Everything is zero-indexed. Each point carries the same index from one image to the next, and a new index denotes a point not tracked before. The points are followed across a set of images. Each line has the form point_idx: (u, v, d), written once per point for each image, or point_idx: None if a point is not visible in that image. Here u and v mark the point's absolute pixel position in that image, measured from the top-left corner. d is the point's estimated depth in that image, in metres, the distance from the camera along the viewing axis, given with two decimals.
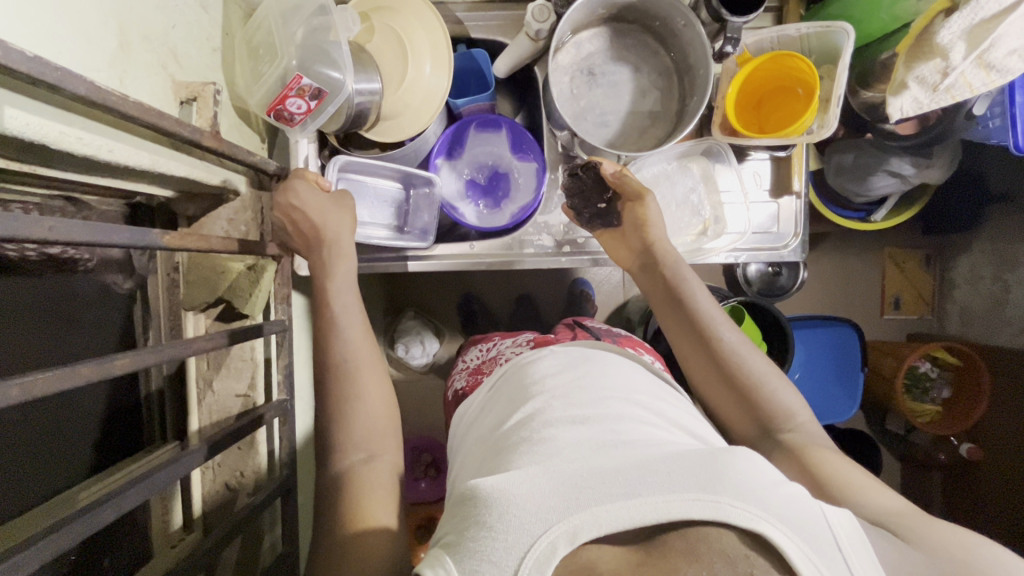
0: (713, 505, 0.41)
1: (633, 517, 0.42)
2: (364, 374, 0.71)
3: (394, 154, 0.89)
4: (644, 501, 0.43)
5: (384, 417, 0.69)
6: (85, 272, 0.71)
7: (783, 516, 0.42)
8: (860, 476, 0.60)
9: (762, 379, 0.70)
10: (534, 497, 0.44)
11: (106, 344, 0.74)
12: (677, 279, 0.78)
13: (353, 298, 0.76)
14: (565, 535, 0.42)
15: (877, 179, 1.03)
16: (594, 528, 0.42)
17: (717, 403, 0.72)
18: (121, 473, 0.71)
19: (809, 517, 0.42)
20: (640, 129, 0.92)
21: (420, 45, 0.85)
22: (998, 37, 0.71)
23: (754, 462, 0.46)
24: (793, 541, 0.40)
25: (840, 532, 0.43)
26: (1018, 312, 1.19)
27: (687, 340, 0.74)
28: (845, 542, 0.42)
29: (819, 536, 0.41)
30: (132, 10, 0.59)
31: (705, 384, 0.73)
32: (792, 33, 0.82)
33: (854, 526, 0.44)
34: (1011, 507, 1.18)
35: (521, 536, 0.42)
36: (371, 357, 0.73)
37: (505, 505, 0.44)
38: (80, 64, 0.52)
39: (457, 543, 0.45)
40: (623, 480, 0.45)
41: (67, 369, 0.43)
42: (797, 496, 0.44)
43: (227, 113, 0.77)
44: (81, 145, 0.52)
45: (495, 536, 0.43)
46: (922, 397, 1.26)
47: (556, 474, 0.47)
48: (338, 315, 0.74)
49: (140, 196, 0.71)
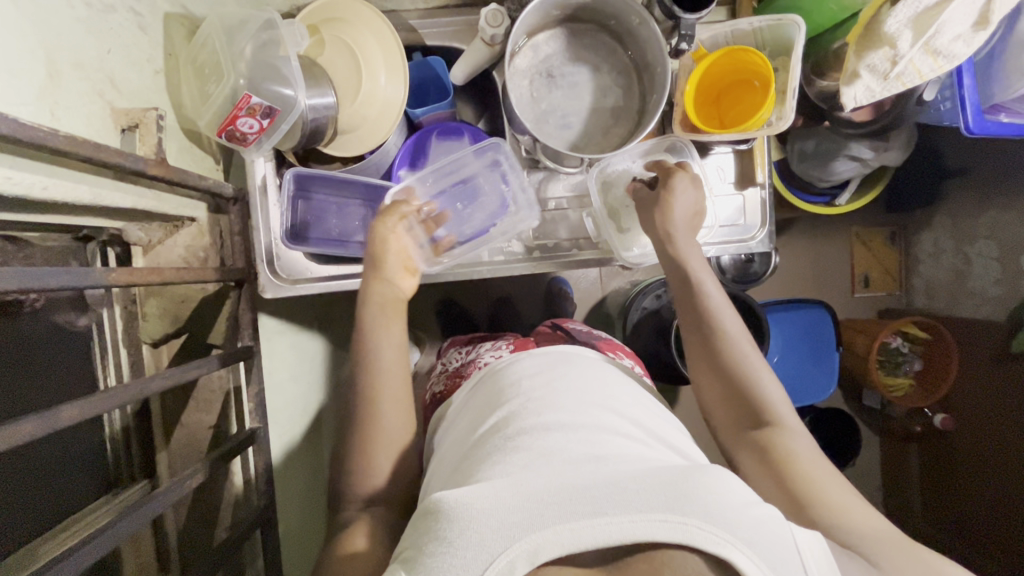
0: (680, 527, 0.42)
1: (598, 537, 0.42)
2: (382, 397, 0.66)
3: (357, 168, 0.88)
4: (610, 520, 0.42)
5: (371, 439, 0.65)
6: (33, 312, 0.67)
7: (750, 540, 0.43)
8: (844, 494, 0.60)
9: (758, 375, 0.69)
10: (496, 513, 0.44)
11: (62, 386, 0.70)
12: (687, 265, 0.75)
13: (393, 330, 0.71)
14: (525, 554, 0.42)
15: (838, 164, 1.05)
16: (556, 548, 0.42)
17: (709, 394, 0.71)
18: (88, 519, 0.68)
19: (776, 541, 0.44)
20: (604, 128, 0.91)
21: (373, 56, 0.83)
22: (943, 24, 0.72)
23: (728, 483, 0.47)
24: (756, 567, 0.42)
25: (808, 559, 0.45)
26: (980, 283, 1.23)
27: (692, 328, 0.73)
28: (810, 562, 0.45)
29: (782, 559, 0.43)
30: (62, 38, 0.56)
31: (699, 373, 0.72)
32: (745, 28, 0.82)
33: (820, 550, 0.46)
34: (984, 470, 1.22)
35: (480, 553, 0.42)
36: (404, 386, 0.69)
37: (467, 521, 0.44)
38: (6, 99, 0.49)
39: (416, 559, 0.44)
40: (591, 497, 0.44)
41: (10, 427, 0.41)
42: (766, 518, 0.45)
43: (175, 138, 0.74)
44: (12, 185, 0.49)
45: (455, 553, 0.43)
46: (894, 371, 1.30)
47: (523, 489, 0.46)
48: (373, 333, 0.70)
49: (88, 229, 0.68)
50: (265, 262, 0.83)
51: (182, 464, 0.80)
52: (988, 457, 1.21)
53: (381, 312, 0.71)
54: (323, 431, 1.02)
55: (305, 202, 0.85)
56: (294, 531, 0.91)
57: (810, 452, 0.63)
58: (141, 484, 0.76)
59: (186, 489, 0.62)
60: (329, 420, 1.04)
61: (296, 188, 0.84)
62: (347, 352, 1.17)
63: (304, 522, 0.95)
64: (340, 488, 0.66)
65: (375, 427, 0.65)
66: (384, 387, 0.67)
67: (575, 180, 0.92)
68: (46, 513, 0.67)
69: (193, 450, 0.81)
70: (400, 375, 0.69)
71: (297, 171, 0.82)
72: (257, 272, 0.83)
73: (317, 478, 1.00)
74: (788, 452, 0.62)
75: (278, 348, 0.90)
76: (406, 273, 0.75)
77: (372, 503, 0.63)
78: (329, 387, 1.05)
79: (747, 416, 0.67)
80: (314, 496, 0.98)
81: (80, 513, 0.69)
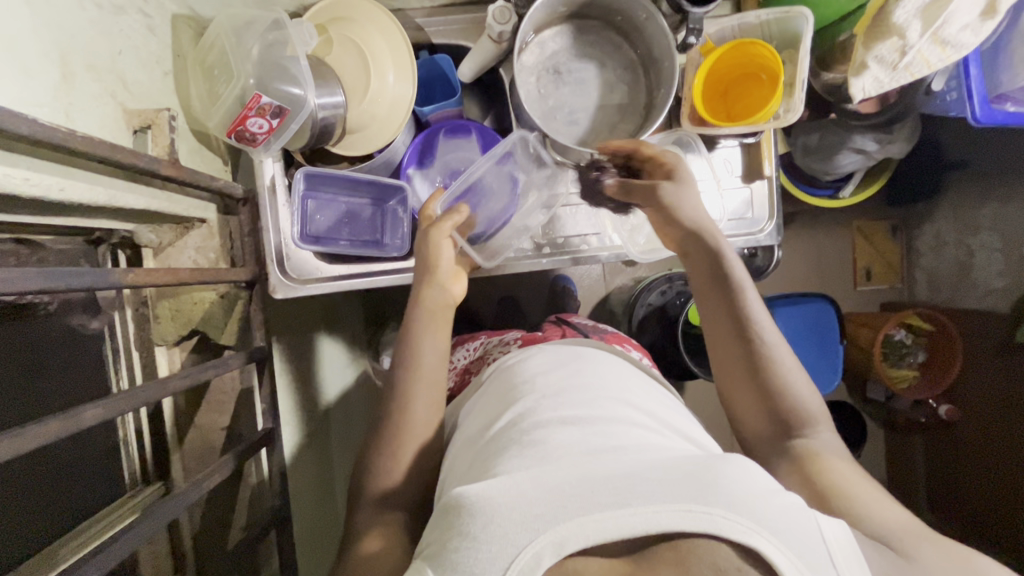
0: (703, 516, 0.41)
1: (622, 527, 0.42)
2: (414, 395, 0.67)
3: (364, 166, 0.88)
4: (633, 511, 0.42)
5: (394, 433, 0.66)
6: (47, 315, 0.67)
7: (774, 528, 0.42)
8: (879, 496, 0.60)
9: (794, 381, 0.69)
10: (519, 506, 0.44)
11: (76, 390, 0.70)
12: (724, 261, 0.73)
13: (439, 335, 0.71)
14: (551, 546, 0.42)
15: (843, 157, 1.05)
16: (581, 538, 0.42)
17: (741, 398, 0.71)
18: (104, 522, 0.68)
19: (798, 527, 0.43)
20: (611, 124, 0.91)
21: (381, 54, 0.83)
22: (952, 13, 0.73)
23: (747, 469, 0.47)
24: (781, 553, 0.41)
25: (834, 547, 0.43)
26: (983, 275, 1.23)
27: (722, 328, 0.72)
28: (837, 554, 0.43)
29: (806, 545, 0.42)
30: (74, 39, 0.56)
31: (731, 376, 0.71)
32: (752, 21, 0.83)
33: (847, 540, 0.45)
34: (989, 461, 1.23)
35: (505, 546, 0.42)
36: (441, 391, 0.69)
37: (489, 514, 0.44)
38: (23, 101, 0.49)
39: (440, 554, 0.44)
40: (614, 488, 0.44)
41: (34, 428, 0.41)
42: (788, 505, 0.45)
43: (185, 139, 0.74)
44: (30, 187, 0.49)
45: (479, 547, 0.43)
46: (898, 363, 1.29)
47: (544, 481, 0.46)
48: (420, 337, 0.70)
49: (100, 232, 0.68)
50: (276, 262, 0.82)
51: (196, 466, 0.80)
52: (995, 447, 1.21)
53: (430, 319, 0.71)
54: (332, 433, 1.02)
55: (314, 200, 0.86)
56: (306, 530, 0.91)
57: (843, 460, 0.63)
58: (155, 487, 0.76)
59: (204, 490, 0.62)
60: (338, 420, 1.04)
61: (306, 187, 0.84)
62: (353, 353, 1.17)
63: (315, 523, 0.95)
64: (357, 487, 0.66)
65: (396, 423, 0.66)
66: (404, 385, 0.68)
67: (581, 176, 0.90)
68: (61, 517, 0.67)
69: (207, 451, 0.81)
70: (439, 378, 0.69)
71: (307, 170, 0.82)
72: (267, 271, 0.82)
73: (326, 478, 1.00)
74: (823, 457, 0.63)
75: (287, 349, 0.90)
76: (456, 278, 0.75)
77: (391, 498, 0.63)
78: (337, 388, 1.05)
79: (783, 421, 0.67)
80: (324, 497, 0.98)
81: (96, 515, 0.69)
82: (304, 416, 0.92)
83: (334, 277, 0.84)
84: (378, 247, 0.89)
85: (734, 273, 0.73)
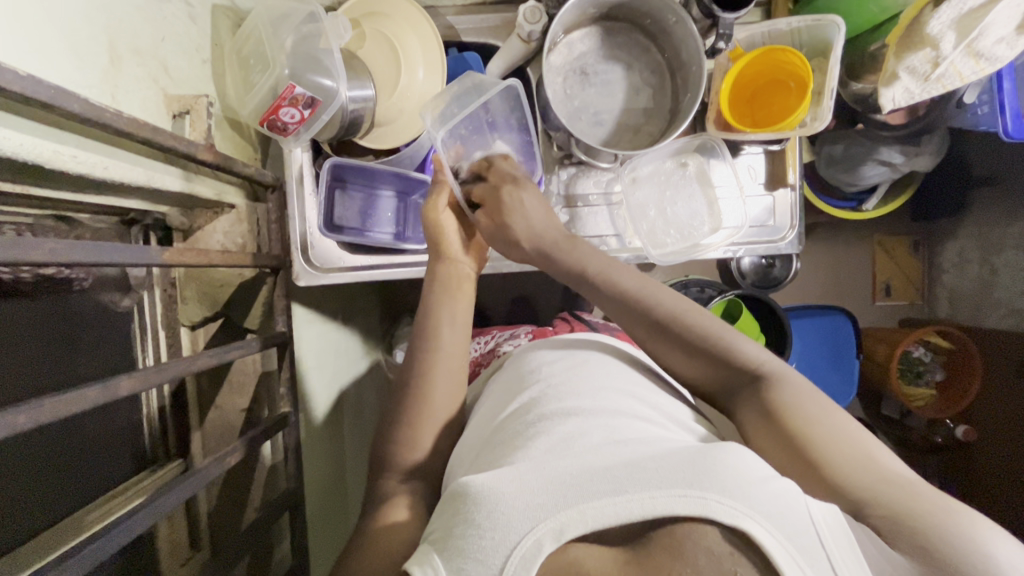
0: (698, 501, 0.41)
1: (619, 514, 0.42)
2: (438, 372, 0.69)
3: (390, 160, 0.90)
4: (629, 497, 0.43)
5: (415, 415, 0.67)
6: (81, 291, 0.69)
7: (771, 513, 0.41)
8: (855, 430, 0.54)
9: (725, 335, 0.65)
10: (522, 494, 0.44)
11: (103, 366, 0.72)
12: (589, 266, 0.72)
13: (458, 309, 0.74)
14: (551, 533, 0.42)
15: (867, 169, 1.05)
16: (580, 525, 0.42)
17: (685, 369, 0.66)
18: (126, 494, 0.70)
19: (793, 516, 0.42)
20: (635, 126, 0.92)
21: (412, 50, 0.85)
22: (987, 26, 0.73)
23: (746, 459, 0.46)
24: (774, 537, 0.40)
25: (825, 530, 0.42)
26: (1006, 295, 1.21)
27: (628, 317, 0.69)
28: (830, 538, 0.42)
29: (802, 535, 0.41)
30: (122, 24, 0.58)
31: (671, 358, 0.67)
32: (783, 28, 0.84)
33: (839, 522, 0.44)
34: (1004, 485, 1.19)
35: (507, 534, 0.43)
36: (461, 367, 0.71)
37: (493, 503, 0.44)
38: (71, 80, 0.51)
39: (445, 540, 0.45)
40: (612, 477, 0.44)
41: (75, 393, 0.42)
42: (784, 493, 0.44)
43: (219, 125, 0.76)
44: (75, 163, 0.51)
45: (483, 534, 0.43)
46: (916, 381, 1.27)
47: (547, 470, 0.46)
48: (438, 310, 0.73)
49: (135, 212, 0.69)
50: (300, 251, 0.84)
51: (213, 445, 0.83)
52: (1007, 471, 1.18)
53: (444, 287, 0.75)
54: (344, 422, 1.03)
55: (342, 191, 0.88)
56: (316, 515, 0.92)
57: (808, 398, 0.57)
58: (175, 464, 0.79)
59: (224, 467, 0.62)
60: (349, 410, 1.06)
61: (331, 178, 0.86)
62: (367, 344, 1.18)
63: (325, 508, 0.95)
64: (372, 471, 0.67)
65: (414, 410, 0.67)
66: (422, 371, 0.69)
67: (604, 179, 0.91)
68: (86, 490, 0.69)
69: (226, 433, 0.83)
70: (456, 360, 0.71)
71: (335, 160, 0.83)
72: (291, 259, 0.84)
73: (338, 467, 1.01)
74: (781, 406, 0.56)
75: (309, 338, 0.91)
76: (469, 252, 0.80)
77: (405, 481, 0.64)
78: (350, 377, 1.07)
79: (734, 380, 0.63)
80: (334, 485, 0.99)
81: (118, 488, 0.71)
82: (318, 403, 0.93)
83: (358, 265, 0.86)
84: (399, 239, 0.91)
85: (608, 272, 0.72)
